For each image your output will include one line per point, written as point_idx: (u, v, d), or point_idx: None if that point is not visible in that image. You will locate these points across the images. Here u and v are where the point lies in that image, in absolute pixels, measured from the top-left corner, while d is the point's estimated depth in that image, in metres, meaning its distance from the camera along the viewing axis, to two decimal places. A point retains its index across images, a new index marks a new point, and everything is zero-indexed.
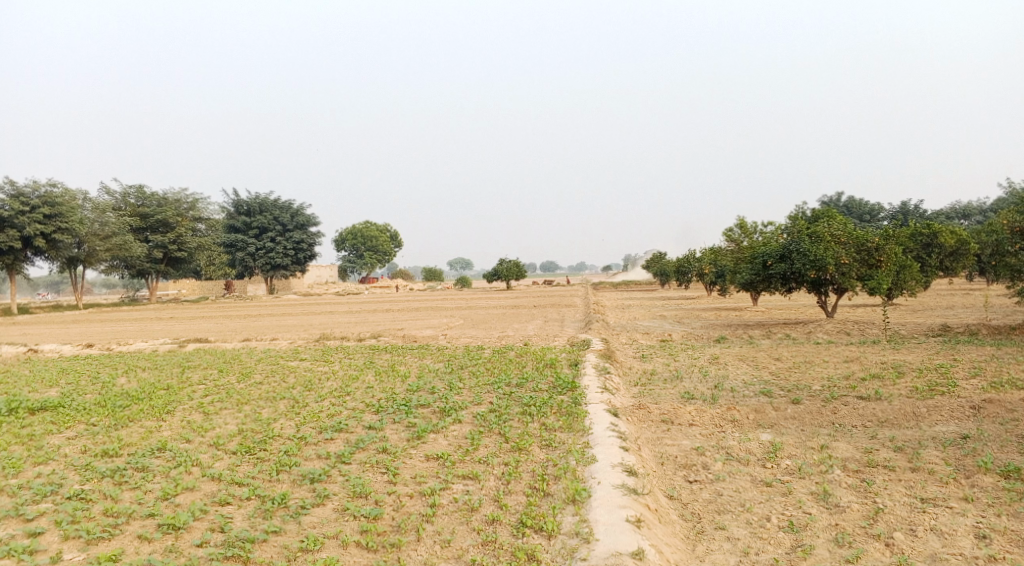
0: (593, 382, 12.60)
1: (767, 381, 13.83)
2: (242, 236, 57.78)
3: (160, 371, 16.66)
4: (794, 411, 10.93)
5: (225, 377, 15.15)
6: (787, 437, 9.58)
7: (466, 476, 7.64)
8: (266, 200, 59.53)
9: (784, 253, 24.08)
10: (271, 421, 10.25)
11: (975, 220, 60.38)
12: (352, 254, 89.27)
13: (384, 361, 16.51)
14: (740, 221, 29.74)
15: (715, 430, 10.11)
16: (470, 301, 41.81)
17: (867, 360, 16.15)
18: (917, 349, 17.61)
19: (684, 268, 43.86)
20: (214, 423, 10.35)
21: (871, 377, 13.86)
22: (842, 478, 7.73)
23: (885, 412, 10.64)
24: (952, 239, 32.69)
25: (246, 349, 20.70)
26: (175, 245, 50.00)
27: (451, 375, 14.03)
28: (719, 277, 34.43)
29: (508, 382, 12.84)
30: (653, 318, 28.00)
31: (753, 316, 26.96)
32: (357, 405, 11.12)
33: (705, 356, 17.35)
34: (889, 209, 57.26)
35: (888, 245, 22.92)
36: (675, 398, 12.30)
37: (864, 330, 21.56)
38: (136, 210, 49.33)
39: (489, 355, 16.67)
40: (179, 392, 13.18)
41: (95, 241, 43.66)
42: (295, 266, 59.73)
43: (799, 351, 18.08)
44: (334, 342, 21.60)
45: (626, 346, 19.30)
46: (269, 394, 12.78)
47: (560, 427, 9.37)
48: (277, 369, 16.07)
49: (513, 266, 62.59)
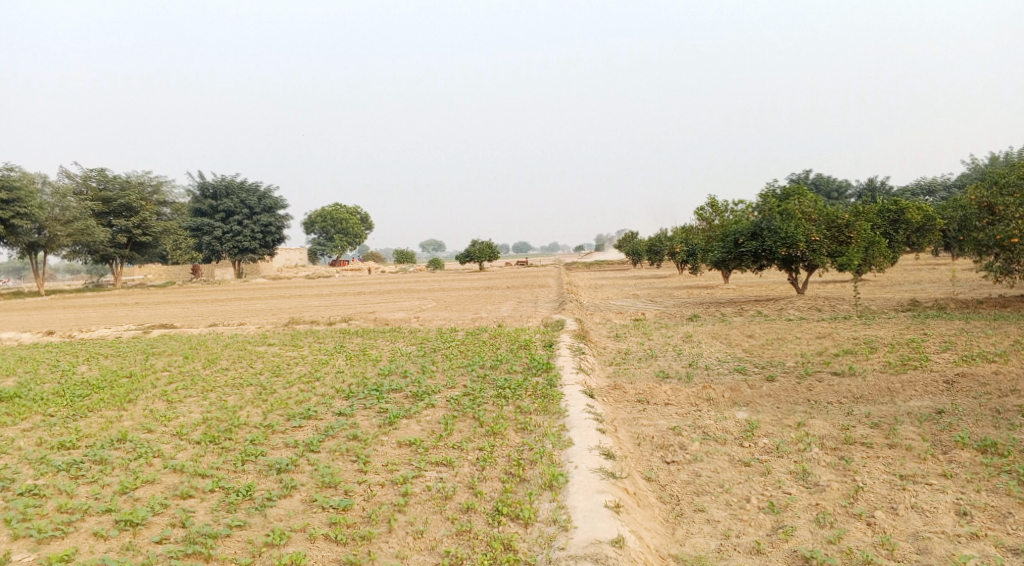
0: (567, 362, 12.46)
1: (741, 359, 13.77)
2: (209, 219, 56.71)
3: (123, 358, 16.21)
4: (770, 388, 10.86)
5: (190, 364, 14.75)
6: (764, 415, 9.49)
7: (439, 463, 7.42)
8: (232, 183, 58.44)
9: (755, 231, 24.09)
10: (238, 409, 9.94)
11: (940, 196, 61.20)
12: (322, 237, 88.23)
13: (355, 345, 16.21)
14: (711, 199, 29.69)
15: (691, 410, 10.00)
16: (442, 283, 41.49)
17: (839, 336, 16.18)
18: (888, 325, 17.70)
19: (656, 247, 43.89)
20: (178, 412, 10.02)
21: (844, 353, 13.87)
22: (820, 456, 7.64)
23: (860, 388, 10.62)
24: (919, 215, 33.01)
25: (213, 334, 20.25)
26: (139, 229, 48.95)
27: (424, 358, 13.78)
28: (691, 256, 34.45)
29: (481, 364, 12.62)
30: (626, 297, 27.94)
31: (725, 294, 27.02)
32: (327, 391, 10.84)
33: (679, 334, 17.28)
34: (856, 186, 57.83)
35: (857, 221, 23.02)
36: (651, 377, 12.18)
37: (836, 306, 21.66)
38: (98, 194, 48.11)
39: (461, 337, 16.44)
40: (142, 380, 12.78)
41: (55, 226, 42.57)
42: (264, 250, 58.85)
43: (772, 328, 18.11)
44: (304, 326, 21.23)
45: (600, 326, 19.16)
46: (236, 380, 12.43)
47: (535, 410, 9.18)
48: (245, 354, 15.70)
49: (485, 246, 62.26)
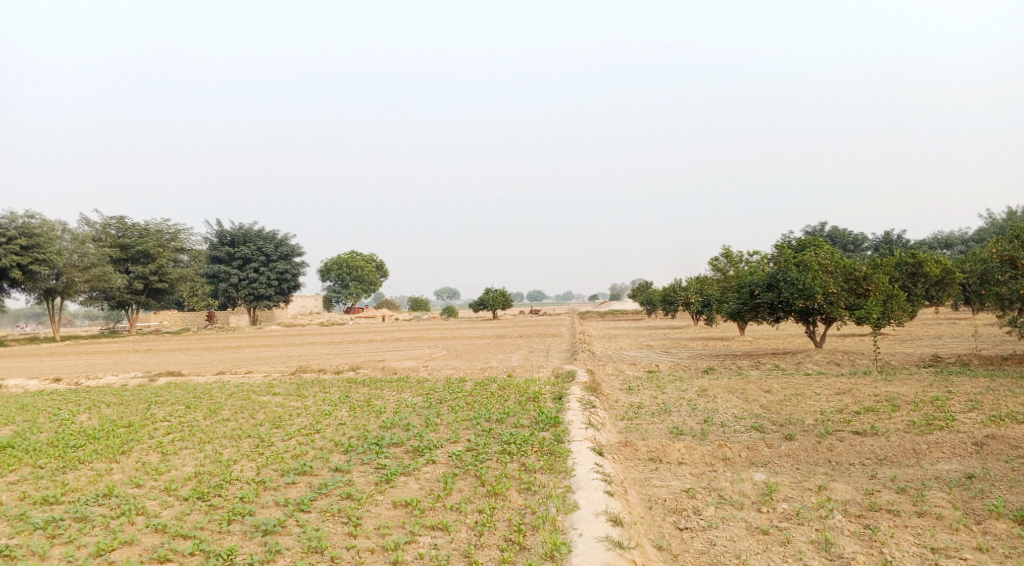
0: (577, 416, 12.00)
1: (758, 415, 13.26)
2: (225, 266, 56.95)
3: (125, 407, 15.90)
4: (788, 447, 10.36)
5: (191, 414, 14.39)
6: (782, 477, 9.00)
7: (434, 527, 7.00)
8: (250, 231, 58.81)
9: (771, 282, 23.68)
10: (232, 463, 9.57)
11: (958, 249, 60.57)
12: (337, 284, 88.40)
13: (360, 396, 15.82)
14: (725, 249, 29.35)
15: (705, 470, 9.52)
16: (455, 331, 41.10)
17: (860, 392, 15.62)
18: (910, 380, 17.12)
19: (671, 297, 43.45)
20: (170, 465, 9.65)
21: (865, 411, 13.33)
22: (844, 524, 7.16)
23: (885, 449, 10.09)
24: (937, 268, 32.47)
25: (219, 383, 19.94)
26: (156, 276, 49.16)
27: (430, 409, 13.37)
28: (706, 307, 34.00)
29: (488, 417, 12.18)
30: (640, 348, 27.44)
31: (740, 347, 26.47)
32: (325, 445, 10.44)
33: (693, 388, 16.79)
34: (873, 239, 57.36)
35: (875, 274, 22.62)
36: (663, 434, 11.70)
37: (855, 360, 21.08)
38: (117, 241, 48.42)
39: (469, 388, 16.01)
40: (140, 430, 12.43)
41: (73, 272, 42.79)
42: (279, 297, 58.88)
43: (789, 382, 17.57)
44: (311, 375, 20.88)
45: (612, 378, 18.67)
46: (234, 432, 12.06)
47: (540, 468, 8.75)
48: (248, 404, 15.34)
49: (499, 295, 62.03)
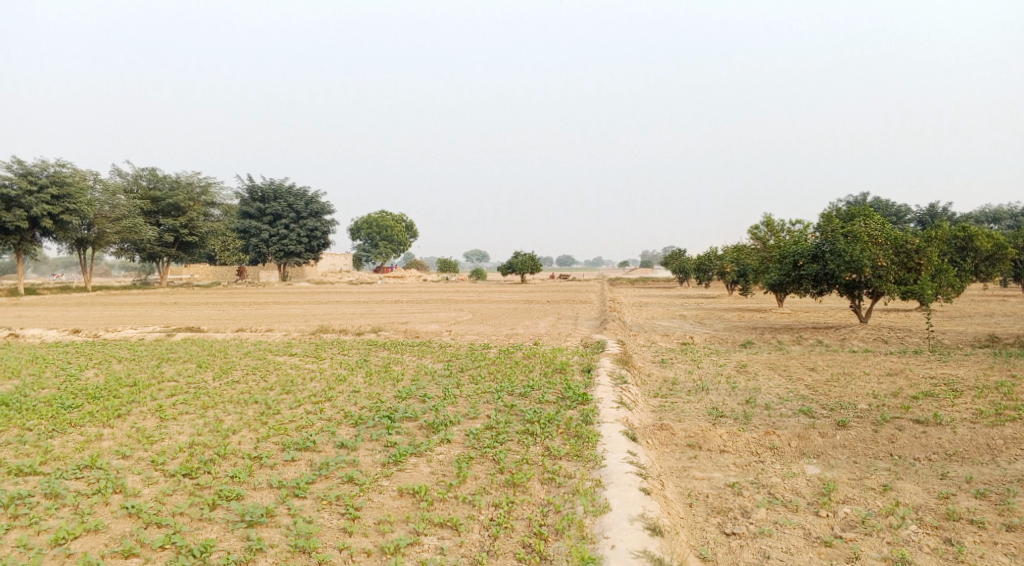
0: (607, 393, 11.01)
1: (804, 397, 12.19)
2: (256, 222, 56.52)
3: (136, 363, 15.28)
4: (843, 436, 9.32)
5: (201, 375, 13.68)
6: (839, 473, 8.04)
7: (443, 525, 6.22)
8: (281, 187, 58.33)
9: (816, 253, 22.30)
10: (230, 434, 8.77)
11: (1006, 224, 58.14)
12: (367, 243, 87.93)
13: (379, 360, 15.00)
14: (767, 217, 27.98)
15: (751, 460, 8.55)
16: (484, 294, 40.15)
17: (914, 374, 14.43)
18: (967, 363, 15.88)
19: (705, 266, 42.09)
20: (164, 432, 8.88)
21: (923, 396, 12.19)
22: (920, 539, 6.35)
23: (953, 442, 9.03)
24: (989, 243, 30.74)
25: (236, 341, 19.23)
26: (186, 229, 48.84)
27: (450, 379, 12.50)
28: (742, 277, 32.75)
29: (511, 390, 11.26)
30: (672, 318, 26.32)
31: (778, 320, 25.25)
32: (333, 416, 9.61)
33: (732, 363, 15.76)
34: (917, 211, 55.26)
35: (930, 246, 21.10)
36: (702, 415, 10.69)
37: (904, 338, 19.78)
38: (148, 193, 48.10)
39: (493, 356, 15.12)
40: (143, 390, 11.75)
41: (104, 223, 42.59)
42: (308, 254, 58.41)
43: (835, 360, 16.43)
44: (331, 335, 20.16)
45: (644, 349, 17.65)
46: (240, 396, 11.30)
47: (566, 454, 7.84)
48: (260, 366, 14.60)
49: (529, 258, 60.97)
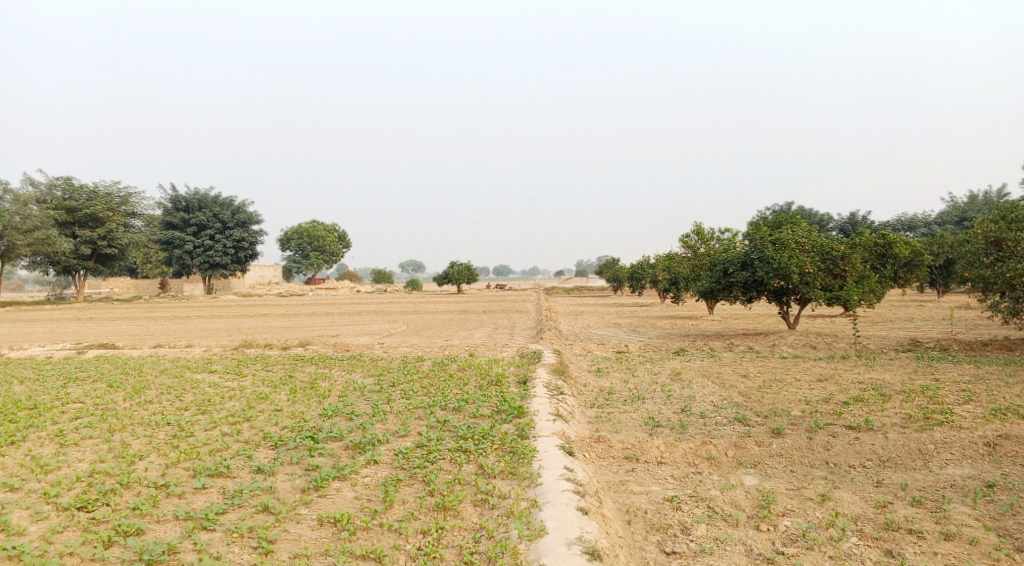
0: (543, 405, 10.68)
1: (739, 405, 12.11)
2: (180, 233, 54.52)
3: (40, 383, 14.23)
4: (779, 445, 9.21)
5: (111, 395, 12.80)
6: (777, 483, 7.89)
7: (366, 556, 5.82)
8: (206, 196, 56.45)
9: (746, 261, 22.50)
10: (136, 459, 8.10)
11: (920, 232, 60.58)
12: (298, 254, 85.98)
13: (305, 376, 14.33)
14: (697, 226, 28.29)
15: (689, 472, 8.34)
16: (417, 305, 39.49)
17: (843, 379, 14.57)
18: (893, 367, 16.17)
19: (638, 274, 42.43)
20: (62, 460, 8.15)
21: (853, 401, 12.26)
22: (861, 552, 6.25)
23: (886, 447, 9.01)
24: (907, 250, 31.82)
25: (153, 358, 18.20)
26: (105, 241, 46.73)
27: (379, 394, 11.98)
28: (673, 285, 33.08)
29: (442, 405, 10.81)
30: (607, 327, 26.31)
31: (710, 327, 25.47)
32: (251, 437, 9.01)
33: (667, 371, 15.67)
34: (838, 219, 57.10)
35: (854, 253, 21.57)
36: (639, 426, 10.46)
37: (831, 343, 20.10)
38: (63, 203, 45.81)
39: (425, 369, 14.64)
40: (43, 414, 10.86)
41: (15, 234, 40.33)
42: (236, 266, 56.64)
43: (767, 367, 16.52)
44: (256, 350, 19.30)
45: (579, 359, 17.44)
46: (152, 418, 10.56)
47: (499, 473, 7.48)
48: (178, 384, 13.77)
49: (463, 268, 60.53)
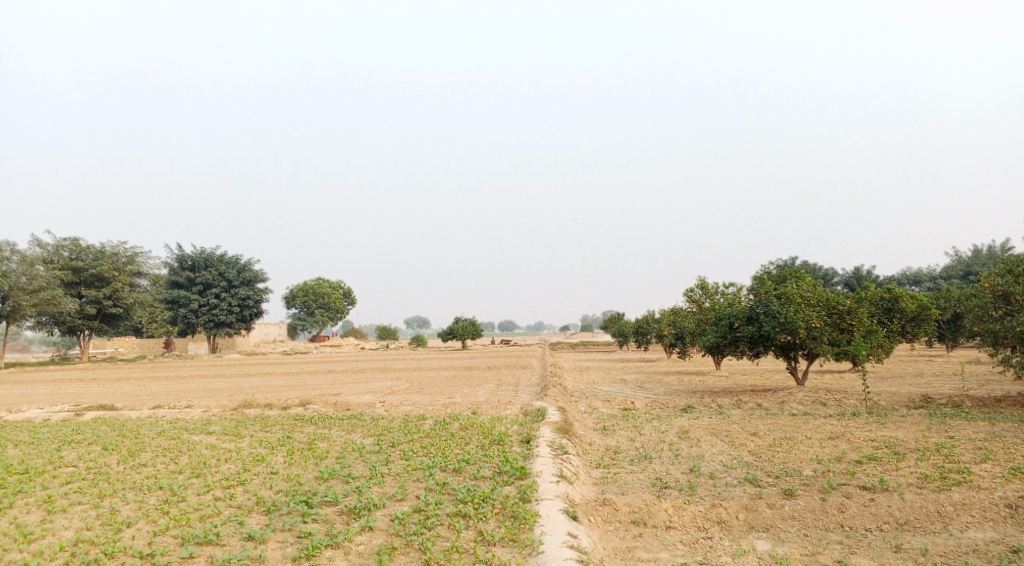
0: (546, 466, 10.37)
1: (749, 464, 11.76)
2: (185, 291, 54.56)
3: (34, 447, 13.94)
4: (791, 507, 8.86)
5: (105, 458, 12.52)
6: (790, 548, 7.59)
7: None
8: (212, 255, 56.62)
9: (751, 315, 22.26)
10: (124, 527, 7.82)
11: (926, 286, 60.31)
12: (303, 312, 85.89)
13: (304, 436, 14.03)
14: (701, 280, 28.13)
15: (698, 536, 8.03)
16: (421, 362, 39.14)
17: (855, 437, 14.20)
18: (905, 424, 15.79)
19: (643, 329, 42.12)
20: (48, 528, 7.90)
21: (867, 460, 11.90)
22: None
23: (903, 509, 8.67)
24: (914, 304, 31.54)
25: (151, 419, 17.90)
26: (110, 301, 46.74)
27: (379, 455, 11.68)
28: (679, 340, 32.78)
29: (443, 466, 10.53)
30: (612, 383, 25.97)
31: (717, 383, 25.10)
32: (244, 502, 8.73)
33: (674, 429, 15.34)
34: (843, 274, 56.94)
35: (860, 307, 21.39)
36: (645, 487, 10.14)
37: (842, 400, 19.70)
38: (70, 263, 45.99)
39: (427, 428, 14.32)
40: (34, 478, 10.60)
41: (20, 295, 40.34)
42: (241, 324, 56.49)
43: (777, 424, 16.15)
44: (256, 410, 19.00)
45: (584, 417, 17.08)
46: (144, 482, 10.27)
47: (499, 540, 7.21)
48: (174, 446, 13.50)
49: (468, 325, 60.28)
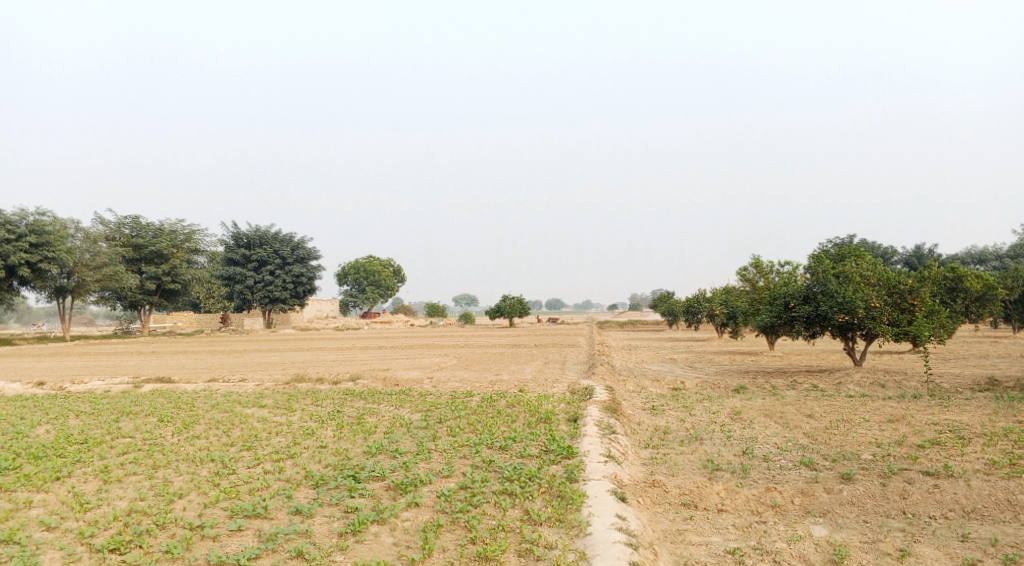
0: (594, 446, 10.19)
1: (805, 447, 11.40)
2: (241, 268, 55.61)
3: (94, 417, 14.31)
4: (850, 492, 8.51)
5: (161, 430, 12.77)
6: (849, 535, 7.30)
7: None
8: (266, 233, 57.61)
9: (807, 294, 21.62)
10: (175, 498, 7.91)
11: (992, 265, 58.07)
12: (354, 289, 86.96)
13: (353, 411, 14.13)
14: (755, 259, 27.47)
15: (752, 520, 7.79)
16: (471, 340, 39.23)
17: (916, 421, 13.69)
18: (970, 408, 15.16)
19: (694, 308, 41.48)
20: (103, 497, 8.06)
21: (930, 444, 11.43)
22: None
23: (970, 497, 8.26)
24: (979, 284, 30.31)
25: (206, 392, 18.25)
26: (169, 277, 47.90)
27: (426, 431, 11.65)
28: (731, 319, 32.18)
29: (489, 443, 10.45)
30: (662, 362, 25.61)
31: (771, 363, 24.55)
32: (292, 476, 8.76)
33: (725, 410, 15.00)
34: (904, 252, 55.15)
35: (923, 286, 20.60)
36: (696, 469, 9.90)
37: (902, 382, 19.05)
38: (130, 241, 47.22)
39: (474, 405, 14.26)
40: (92, 449, 10.85)
41: (84, 271, 41.60)
42: (294, 300, 57.40)
43: (833, 406, 15.67)
44: (307, 385, 19.23)
45: (633, 396, 16.82)
46: (197, 454, 10.43)
47: (546, 519, 7.09)
48: (227, 419, 13.71)
49: (516, 302, 60.25)
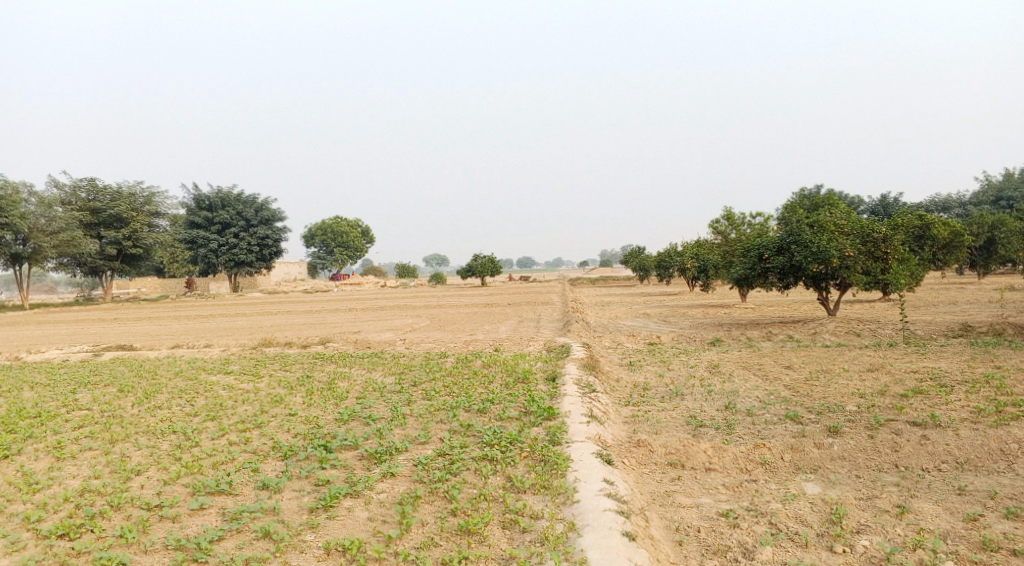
0: (575, 406, 9.83)
1: (788, 400, 11.15)
2: (204, 232, 54.23)
3: (50, 389, 13.64)
4: (840, 445, 8.25)
5: (120, 401, 12.18)
6: (844, 492, 7.04)
7: None
8: (229, 195, 56.17)
9: (781, 245, 21.35)
10: (133, 475, 7.39)
11: (955, 212, 58.68)
12: (322, 250, 85.73)
13: (324, 376, 13.65)
14: (727, 211, 27.22)
15: (742, 479, 7.51)
16: (442, 299, 38.80)
17: (896, 369, 13.55)
18: (947, 355, 15.10)
19: (666, 263, 41.35)
20: (54, 475, 7.54)
21: (913, 394, 11.25)
22: None
23: (962, 447, 8.04)
24: (946, 231, 30.38)
25: (169, 360, 17.58)
26: (130, 241, 46.55)
27: (400, 395, 11.20)
28: (703, 272, 32.07)
29: (467, 407, 10.03)
30: (637, 317, 25.42)
31: (745, 315, 24.47)
32: (259, 447, 8.28)
33: (704, 363, 14.78)
34: (870, 202, 55.44)
35: (896, 235, 20.41)
36: (680, 427, 9.60)
37: (876, 330, 18.99)
38: (87, 205, 45.62)
39: (449, 366, 13.83)
40: (45, 423, 10.24)
41: (41, 237, 40.16)
42: (260, 263, 56.28)
43: (812, 357, 15.53)
44: (274, 349, 18.65)
45: (610, 352, 16.53)
46: (158, 426, 9.88)
47: (530, 486, 6.74)
48: (192, 387, 13.14)
49: (487, 261, 59.72)
